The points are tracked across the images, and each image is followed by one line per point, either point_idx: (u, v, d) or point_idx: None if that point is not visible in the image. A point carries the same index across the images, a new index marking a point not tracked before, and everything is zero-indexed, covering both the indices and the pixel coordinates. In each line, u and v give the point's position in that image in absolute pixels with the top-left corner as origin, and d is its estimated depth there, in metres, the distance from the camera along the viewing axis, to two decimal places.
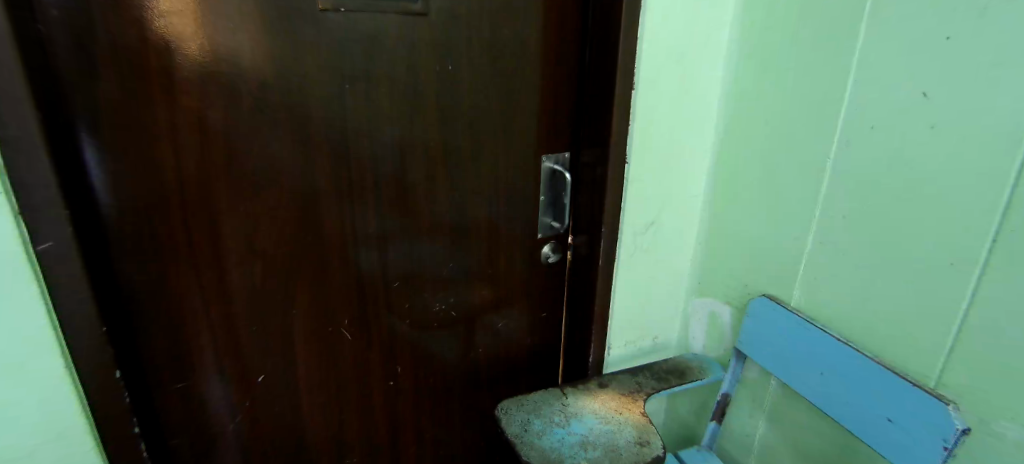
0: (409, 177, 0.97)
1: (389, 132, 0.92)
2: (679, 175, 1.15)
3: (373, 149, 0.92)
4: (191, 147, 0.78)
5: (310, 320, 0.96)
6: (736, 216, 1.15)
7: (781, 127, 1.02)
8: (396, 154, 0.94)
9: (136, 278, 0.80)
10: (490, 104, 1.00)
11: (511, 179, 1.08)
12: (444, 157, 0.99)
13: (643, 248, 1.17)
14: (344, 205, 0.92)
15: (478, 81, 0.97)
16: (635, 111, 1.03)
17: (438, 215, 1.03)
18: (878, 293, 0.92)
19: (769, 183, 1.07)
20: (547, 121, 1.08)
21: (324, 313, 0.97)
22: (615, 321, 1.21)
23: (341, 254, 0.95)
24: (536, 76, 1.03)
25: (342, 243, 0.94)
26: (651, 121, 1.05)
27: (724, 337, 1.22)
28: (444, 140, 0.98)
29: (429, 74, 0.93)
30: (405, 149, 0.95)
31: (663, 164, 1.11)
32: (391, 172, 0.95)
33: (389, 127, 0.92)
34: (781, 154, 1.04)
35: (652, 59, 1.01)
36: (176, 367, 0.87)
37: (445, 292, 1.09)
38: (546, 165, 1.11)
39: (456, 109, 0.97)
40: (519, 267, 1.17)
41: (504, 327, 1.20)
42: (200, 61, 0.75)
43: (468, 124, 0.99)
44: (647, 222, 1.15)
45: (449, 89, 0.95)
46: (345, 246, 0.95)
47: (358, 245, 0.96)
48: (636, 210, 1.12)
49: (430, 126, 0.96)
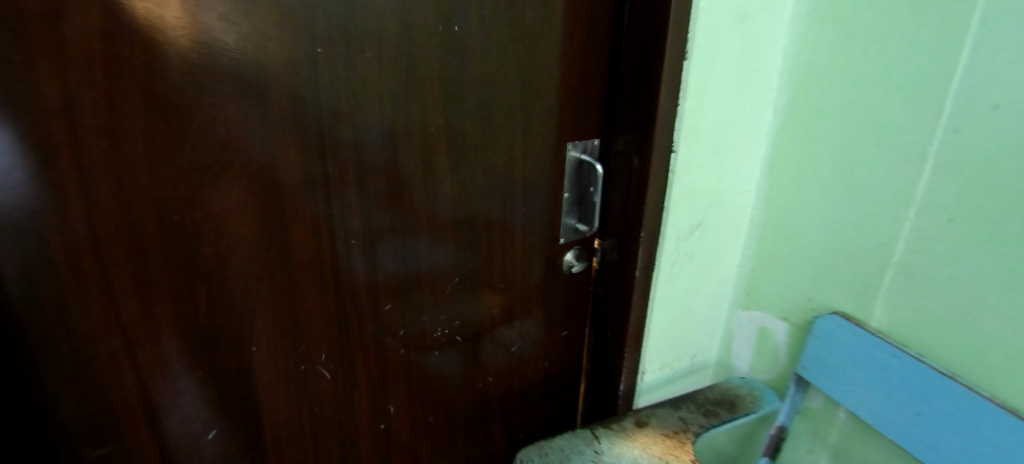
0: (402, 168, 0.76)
1: (375, 112, 0.71)
2: (731, 167, 0.95)
3: (354, 137, 0.71)
4: (96, 135, 0.55)
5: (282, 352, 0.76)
6: (797, 216, 0.95)
7: (865, 108, 0.82)
8: (383, 141, 0.73)
9: (23, 316, 0.57)
10: (505, 81, 0.79)
11: (528, 172, 0.87)
12: (447, 146, 0.78)
13: (686, 255, 0.96)
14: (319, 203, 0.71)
15: (489, 47, 0.76)
16: (686, 87, 0.82)
17: (439, 221, 0.82)
18: (993, 315, 0.73)
19: (845, 177, 0.87)
20: (574, 101, 0.87)
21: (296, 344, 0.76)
22: (651, 341, 1.01)
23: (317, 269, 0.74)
24: (562, 44, 0.82)
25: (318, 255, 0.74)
26: (703, 99, 0.85)
27: (778, 358, 1.04)
28: (447, 125, 0.77)
29: (427, 38, 0.71)
30: (395, 136, 0.74)
31: (713, 153, 0.91)
32: (376, 165, 0.74)
33: (373, 106, 0.71)
34: (867, 141, 0.83)
35: (709, 21, 0.80)
36: (94, 430, 0.65)
37: (448, 314, 0.90)
38: (573, 155, 0.90)
39: (462, 86, 0.76)
40: (536, 280, 0.97)
41: (518, 350, 1.00)
42: (103, 7, 0.52)
43: (476, 105, 0.78)
44: (693, 224, 0.94)
45: (452, 57, 0.74)
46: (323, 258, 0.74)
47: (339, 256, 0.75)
48: (681, 209, 0.91)
49: (429, 106, 0.75)
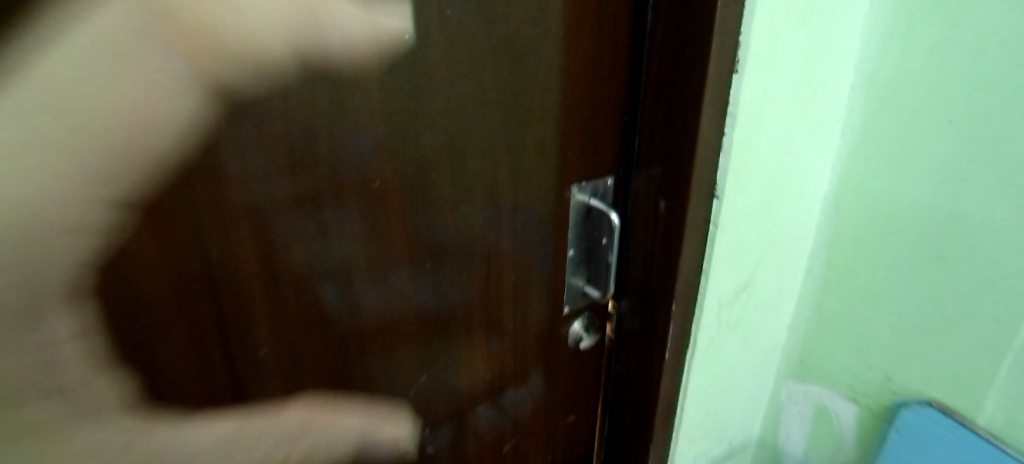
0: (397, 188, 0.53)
1: (288, 174, 0.46)
2: (788, 209, 0.72)
3: (256, 213, 0.46)
4: None
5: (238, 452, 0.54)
6: (877, 274, 0.73)
7: (993, 139, 0.59)
8: (304, 213, 0.49)
9: None
10: (484, 111, 0.55)
11: (518, 227, 0.65)
12: (402, 206, 0.55)
13: (730, 325, 0.74)
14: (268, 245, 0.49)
15: (457, 63, 0.51)
16: (735, 110, 0.59)
17: (396, 305, 0.59)
18: None
19: (953, 228, 0.64)
20: (580, 133, 0.64)
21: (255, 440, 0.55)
22: (682, 430, 0.79)
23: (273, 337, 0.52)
24: (563, 54, 0.58)
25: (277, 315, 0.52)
26: (757, 126, 0.61)
27: (840, 441, 0.85)
28: (401, 178, 0.53)
29: (367, 59, 0.46)
30: (324, 203, 0.49)
31: (767, 197, 0.68)
32: (295, 248, 0.50)
33: (285, 164, 0.46)
34: (986, 181, 0.61)
35: (769, 16, 0.56)
36: None
37: (416, 419, 0.67)
38: (578, 200, 0.68)
39: (420, 121, 0.52)
40: (532, 360, 0.75)
41: (511, 447, 0.79)
42: None
43: (444, 147, 0.55)
44: (739, 286, 0.71)
45: (405, 85, 0.49)
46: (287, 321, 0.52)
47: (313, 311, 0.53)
48: (724, 270, 0.68)
49: (373, 155, 0.50)
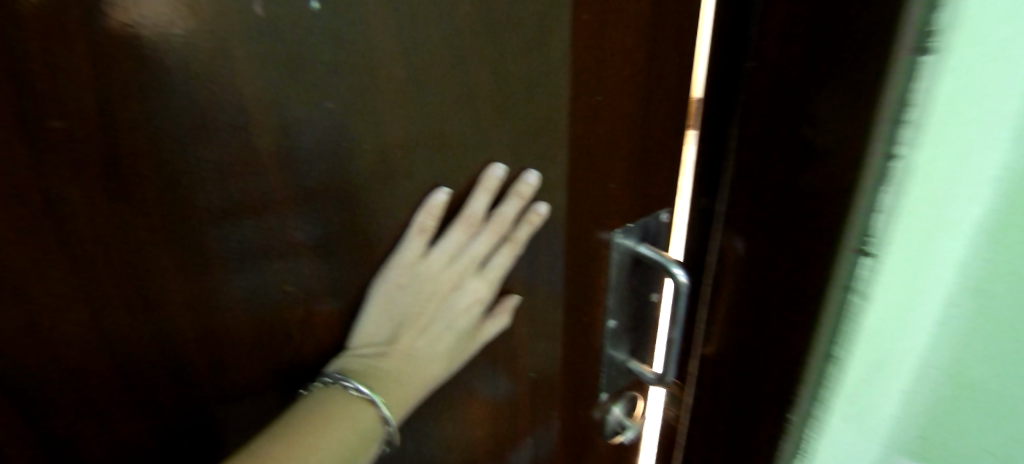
0: (496, 161, 0.33)
1: (84, 299, 0.24)
2: (952, 244, 0.47)
3: (16, 391, 0.23)
4: None
5: (281, 451, 0.26)
6: None
7: None
8: (128, 370, 0.26)
9: None
10: (475, 139, 0.32)
11: (535, 307, 0.41)
12: (343, 319, 0.32)
13: (854, 419, 0.50)
14: (520, 233, 0.35)
15: (413, 62, 0.27)
16: (917, 120, 0.32)
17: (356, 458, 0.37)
18: None
19: None
20: (632, 164, 0.40)
21: (333, 436, 0.28)
22: None
23: (454, 365, 0.35)
24: (601, 42, 0.34)
25: (467, 355, 0.35)
26: (944, 138, 0.35)
27: None
28: (330, 270, 0.30)
29: (232, 61, 0.23)
30: (173, 338, 0.26)
31: (933, 238, 0.43)
32: (127, 424, 0.27)
33: (65, 285, 0.23)
34: None
35: None
36: None
37: None
38: (619, 250, 0.43)
39: (355, 177, 0.28)
40: None
41: None
42: None
43: (407, 208, 0.31)
44: (879, 363, 0.48)
45: (321, 106, 0.26)
46: (356, 362, 0.30)
47: (420, 316, 0.33)
48: (866, 352, 0.44)
49: (269, 240, 0.27)
